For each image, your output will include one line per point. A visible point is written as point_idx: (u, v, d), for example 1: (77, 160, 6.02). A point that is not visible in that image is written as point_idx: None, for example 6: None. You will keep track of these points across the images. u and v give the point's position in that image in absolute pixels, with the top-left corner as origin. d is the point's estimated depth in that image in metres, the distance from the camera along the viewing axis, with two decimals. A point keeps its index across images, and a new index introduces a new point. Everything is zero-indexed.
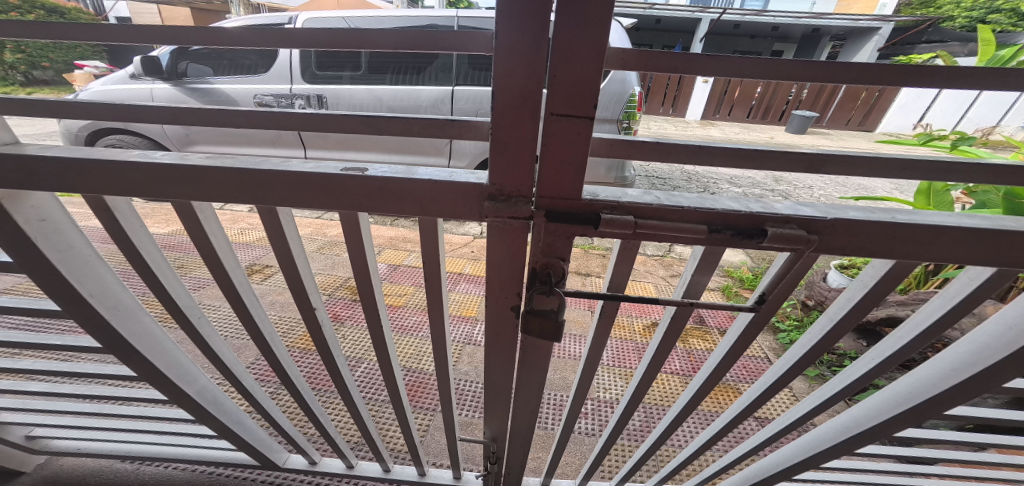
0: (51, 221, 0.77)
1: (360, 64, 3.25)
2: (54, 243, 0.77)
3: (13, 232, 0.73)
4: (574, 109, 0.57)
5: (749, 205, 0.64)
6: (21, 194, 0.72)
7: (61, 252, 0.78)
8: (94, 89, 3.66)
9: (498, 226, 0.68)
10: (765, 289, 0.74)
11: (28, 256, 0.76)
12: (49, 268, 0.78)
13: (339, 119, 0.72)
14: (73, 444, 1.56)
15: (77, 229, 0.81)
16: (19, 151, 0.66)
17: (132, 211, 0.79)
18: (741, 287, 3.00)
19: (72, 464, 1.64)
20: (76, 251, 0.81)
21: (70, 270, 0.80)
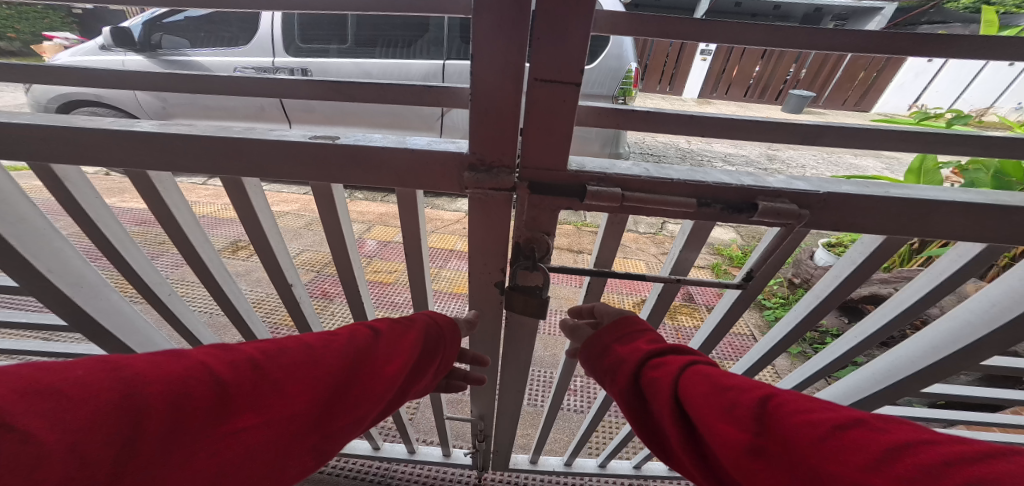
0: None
1: (347, 37, 3.11)
2: (4, 216, 0.74)
3: None
4: (559, 74, 0.53)
5: (740, 178, 0.61)
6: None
7: (12, 225, 0.75)
8: (64, 60, 3.47)
9: (479, 198, 0.65)
10: (753, 266, 0.72)
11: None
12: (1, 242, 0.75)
13: (309, 84, 0.67)
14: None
15: (28, 200, 0.78)
16: None
17: (84, 181, 0.75)
18: (731, 265, 3.01)
19: None
20: (29, 224, 0.78)
21: (22, 244, 0.77)
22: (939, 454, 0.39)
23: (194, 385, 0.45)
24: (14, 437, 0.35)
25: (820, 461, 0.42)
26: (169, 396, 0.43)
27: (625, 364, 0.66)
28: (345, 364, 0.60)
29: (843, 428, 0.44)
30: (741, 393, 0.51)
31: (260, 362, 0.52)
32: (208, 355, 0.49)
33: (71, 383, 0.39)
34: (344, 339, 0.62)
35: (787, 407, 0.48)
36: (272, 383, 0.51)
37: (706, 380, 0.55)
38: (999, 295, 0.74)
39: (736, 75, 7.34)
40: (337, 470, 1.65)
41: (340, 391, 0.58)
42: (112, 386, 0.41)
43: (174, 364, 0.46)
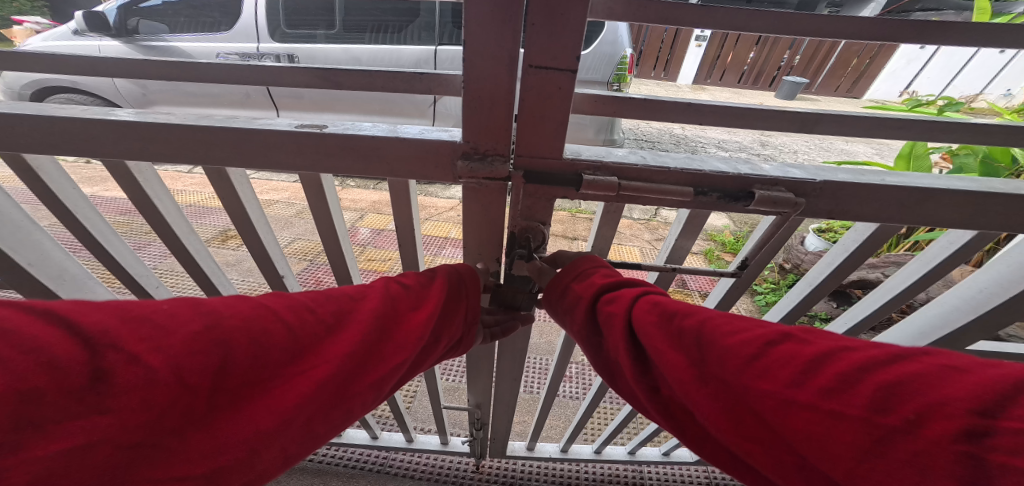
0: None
1: (335, 21, 3.02)
2: None
3: None
4: (554, 60, 0.52)
5: (736, 166, 0.61)
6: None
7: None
8: (37, 46, 3.33)
9: (474, 187, 0.64)
10: (748, 254, 0.73)
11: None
12: None
13: (295, 71, 0.65)
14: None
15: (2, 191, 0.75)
16: None
17: (60, 171, 0.73)
18: (725, 251, 3.03)
19: None
20: (5, 217, 0.76)
21: None
22: (853, 359, 0.39)
23: (262, 323, 0.44)
24: (123, 356, 0.37)
25: (756, 380, 0.41)
26: (246, 331, 0.43)
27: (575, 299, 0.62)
28: (392, 311, 0.53)
29: (773, 344, 0.43)
30: (685, 319, 0.48)
31: (317, 308, 0.49)
32: (270, 298, 0.48)
33: (163, 315, 0.41)
34: (386, 287, 0.55)
35: (727, 327, 0.46)
36: (327, 329, 0.48)
37: (656, 308, 0.51)
38: (988, 281, 0.75)
39: (731, 60, 7.28)
40: (335, 459, 1.66)
41: (387, 338, 0.51)
42: (196, 318, 0.41)
43: (245, 303, 0.45)
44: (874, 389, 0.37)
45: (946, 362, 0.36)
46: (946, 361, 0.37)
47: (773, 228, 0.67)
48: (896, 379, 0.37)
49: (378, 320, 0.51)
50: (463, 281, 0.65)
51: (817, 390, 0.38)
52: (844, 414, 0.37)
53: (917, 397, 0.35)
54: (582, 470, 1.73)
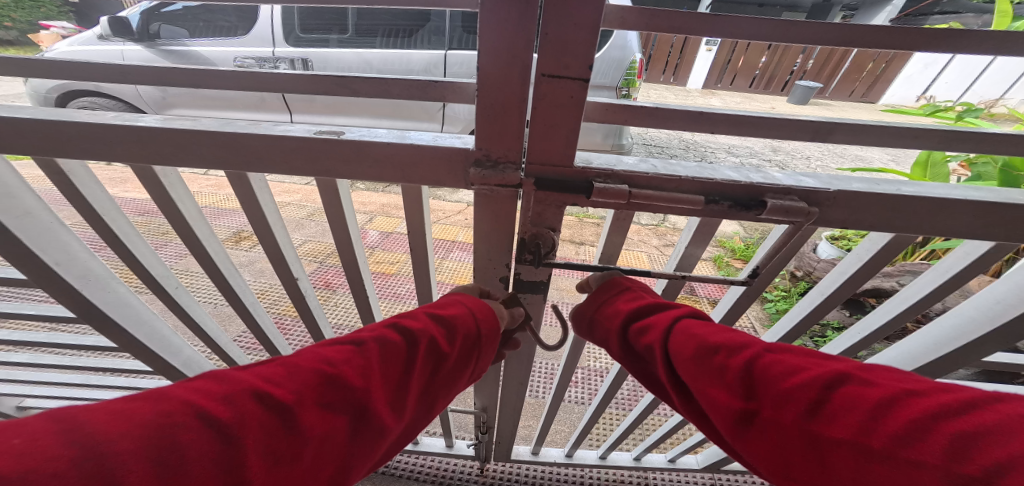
0: (4, 185, 0.75)
1: (347, 26, 3.07)
2: (8, 209, 0.76)
3: None
4: (566, 70, 0.53)
5: (747, 175, 0.61)
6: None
7: (17, 218, 0.77)
8: (62, 51, 3.44)
9: (485, 193, 0.65)
10: (759, 263, 0.72)
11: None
12: (7, 235, 0.77)
13: (314, 78, 0.66)
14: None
15: (32, 194, 0.80)
16: None
17: (90, 175, 0.76)
18: (734, 258, 3.01)
19: None
20: (34, 217, 0.80)
21: (28, 236, 0.79)
22: (924, 405, 0.41)
23: (179, 431, 0.36)
24: None
25: (825, 425, 0.44)
26: (149, 450, 0.34)
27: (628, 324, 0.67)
28: (370, 379, 0.50)
29: (837, 391, 0.45)
30: (737, 362, 0.52)
31: (269, 390, 0.43)
32: (197, 392, 0.40)
33: (10, 456, 0.31)
34: (375, 348, 0.53)
35: (787, 369, 0.49)
36: (281, 416, 0.42)
37: (699, 347, 0.55)
38: (1005, 293, 0.74)
39: (742, 65, 7.23)
40: None
41: (362, 415, 0.48)
42: (65, 451, 0.32)
43: (149, 413, 0.37)
44: (948, 438, 0.38)
45: (1010, 412, 0.37)
46: (1012, 410, 0.37)
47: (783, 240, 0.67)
48: (972, 429, 0.37)
49: (358, 397, 0.48)
50: (472, 349, 0.67)
51: (886, 436, 0.40)
52: (918, 462, 0.38)
53: (994, 447, 0.36)
54: (587, 476, 1.72)
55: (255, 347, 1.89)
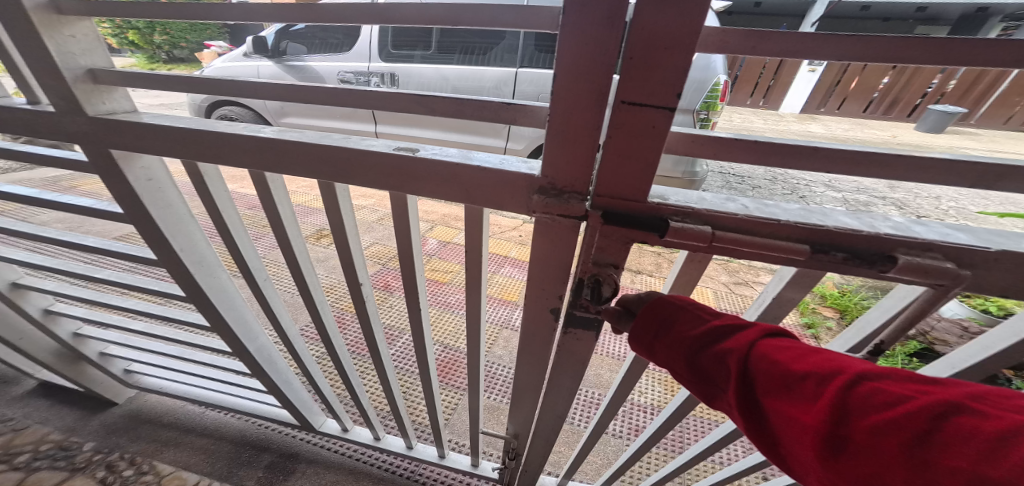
0: (156, 181, 0.89)
1: (431, 43, 3.28)
2: (156, 200, 0.89)
3: (125, 186, 0.85)
4: (649, 98, 0.48)
5: (870, 221, 0.51)
6: (133, 156, 0.83)
7: (160, 209, 0.91)
8: (211, 66, 4.12)
9: (546, 222, 0.62)
10: (884, 340, 0.61)
11: (135, 208, 0.89)
12: (150, 221, 0.91)
13: (394, 96, 0.69)
14: (158, 382, 1.76)
15: (175, 189, 0.93)
16: (136, 119, 0.75)
17: (218, 175, 0.87)
18: (823, 304, 2.64)
19: (152, 402, 1.87)
20: (173, 208, 0.93)
21: (166, 224, 0.93)
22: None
23: None
24: None
25: (923, 450, 0.39)
26: None
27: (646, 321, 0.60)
28: None
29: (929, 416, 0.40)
30: (827, 386, 0.44)
31: None
32: None
33: None
34: None
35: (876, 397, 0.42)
36: None
37: (779, 369, 0.47)
38: None
39: None
40: (372, 460, 1.69)
41: None
42: None
43: None
44: None
45: None
46: None
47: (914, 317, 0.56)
48: None
49: None
50: None
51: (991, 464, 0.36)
52: None
53: None
54: None
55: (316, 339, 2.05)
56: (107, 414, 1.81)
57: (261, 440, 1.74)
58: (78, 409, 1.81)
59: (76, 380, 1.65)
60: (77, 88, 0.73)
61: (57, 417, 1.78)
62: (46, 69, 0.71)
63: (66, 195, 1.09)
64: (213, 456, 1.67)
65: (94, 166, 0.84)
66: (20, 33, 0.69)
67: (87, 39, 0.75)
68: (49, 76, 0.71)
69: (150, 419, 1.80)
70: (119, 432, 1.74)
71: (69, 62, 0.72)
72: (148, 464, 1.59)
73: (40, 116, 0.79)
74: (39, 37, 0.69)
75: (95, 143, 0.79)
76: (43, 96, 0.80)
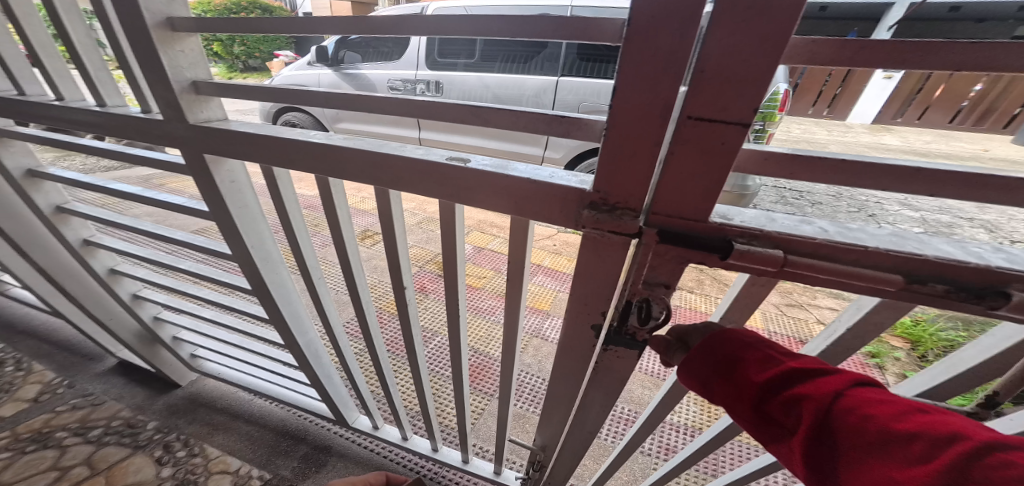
0: (238, 183, 0.94)
1: (475, 51, 3.34)
2: (235, 200, 0.95)
3: (213, 186, 0.91)
4: (721, 112, 0.44)
5: (978, 252, 0.44)
6: (222, 160, 0.89)
7: (238, 209, 0.96)
8: (281, 75, 4.44)
9: (595, 238, 0.59)
10: (1001, 387, 0.54)
11: (220, 207, 0.95)
12: (230, 219, 0.97)
13: (448, 107, 0.67)
14: (218, 367, 1.89)
15: (253, 190, 0.99)
16: (228, 127, 0.80)
17: (290, 179, 0.92)
18: (892, 334, 2.39)
19: (210, 386, 2.00)
20: (249, 209, 0.99)
21: (242, 223, 0.98)
22: None
23: None
24: None
25: None
26: None
27: (711, 349, 0.59)
28: None
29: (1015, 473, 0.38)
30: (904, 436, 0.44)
31: None
32: None
33: None
34: None
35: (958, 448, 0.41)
36: None
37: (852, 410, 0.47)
38: None
39: None
40: (398, 459, 1.71)
41: None
42: None
43: None
44: None
45: None
46: None
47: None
48: None
49: None
50: None
51: None
52: None
53: None
54: None
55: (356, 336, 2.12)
56: (170, 395, 1.95)
57: (299, 430, 1.81)
58: (145, 388, 1.97)
59: (150, 360, 1.80)
60: (184, 98, 0.79)
61: (129, 396, 1.93)
62: (158, 79, 0.77)
63: (162, 193, 1.18)
64: (256, 442, 1.76)
65: (189, 168, 0.91)
66: (143, 48, 0.75)
67: (193, 54, 0.80)
68: (161, 86, 0.77)
69: (207, 401, 1.93)
70: (178, 413, 1.87)
71: (177, 74, 0.77)
72: (199, 447, 1.72)
73: (152, 124, 0.86)
74: (157, 52, 0.74)
75: (193, 147, 0.85)
76: (155, 105, 0.87)
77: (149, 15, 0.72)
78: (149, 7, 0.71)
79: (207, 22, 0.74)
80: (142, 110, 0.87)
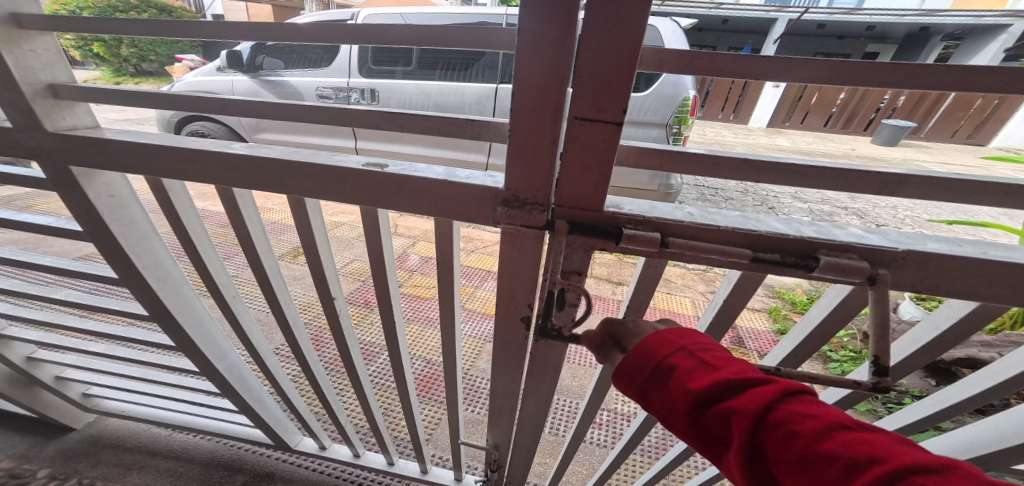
0: (118, 197, 0.87)
1: (411, 59, 3.32)
2: (119, 217, 0.88)
3: (87, 205, 0.83)
4: (600, 113, 0.52)
5: (801, 226, 0.56)
6: (94, 172, 0.81)
7: (123, 226, 0.89)
8: (185, 81, 4.02)
9: (511, 233, 0.64)
10: (877, 349, 0.55)
11: (97, 226, 0.87)
12: (113, 239, 0.89)
13: (360, 114, 0.69)
14: (121, 405, 1.68)
15: (138, 206, 0.92)
16: (98, 134, 0.75)
17: (184, 191, 0.86)
18: (794, 310, 2.72)
19: (114, 425, 1.78)
20: (136, 226, 0.92)
21: (128, 242, 0.91)
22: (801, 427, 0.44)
23: None
24: None
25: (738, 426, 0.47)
26: None
27: (634, 353, 0.57)
28: None
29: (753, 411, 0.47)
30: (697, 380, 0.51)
31: None
32: None
33: None
34: None
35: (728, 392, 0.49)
36: None
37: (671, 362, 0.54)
38: None
39: (816, 103, 6.84)
40: (351, 477, 1.64)
41: None
42: None
43: None
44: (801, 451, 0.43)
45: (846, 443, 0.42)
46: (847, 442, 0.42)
47: (877, 316, 0.54)
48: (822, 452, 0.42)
49: None
50: None
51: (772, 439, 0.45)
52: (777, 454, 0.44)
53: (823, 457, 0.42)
54: None
55: (289, 358, 2.00)
56: (62, 440, 1.71)
57: (233, 460, 1.67)
58: (30, 437, 1.70)
59: (29, 405, 1.56)
60: (37, 104, 0.72)
61: (5, 447, 1.67)
62: (4, 82, 0.70)
63: (23, 212, 1.04)
64: (182, 479, 1.60)
65: (54, 184, 0.82)
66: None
67: (49, 54, 0.74)
68: (7, 90, 0.70)
69: (112, 443, 1.71)
70: (78, 457, 1.65)
71: (29, 76, 0.71)
72: None
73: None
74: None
75: (56, 159, 0.77)
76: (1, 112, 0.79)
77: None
78: None
79: (73, 21, 0.69)
80: None
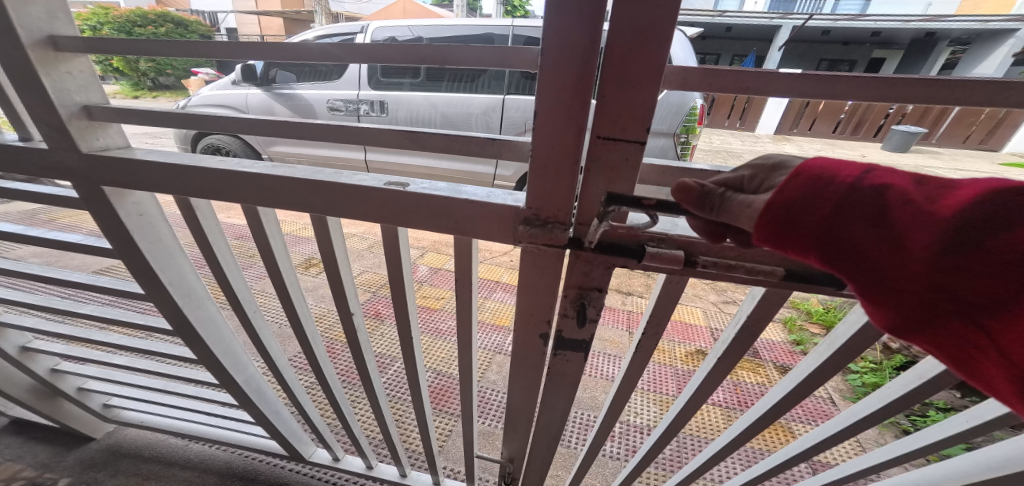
0: (147, 216, 0.89)
1: (420, 71, 3.36)
2: (147, 235, 0.90)
3: (117, 223, 0.85)
4: (623, 132, 0.53)
5: None
6: (124, 192, 0.84)
7: (150, 243, 0.91)
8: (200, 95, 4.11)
9: (532, 250, 0.65)
10: None
11: (126, 243, 0.89)
12: (140, 256, 0.91)
13: (384, 134, 0.71)
14: (140, 416, 1.70)
15: (164, 223, 0.94)
16: (129, 155, 0.77)
17: (209, 209, 0.89)
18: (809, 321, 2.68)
19: (132, 435, 1.80)
20: (162, 243, 0.94)
21: (155, 258, 0.93)
22: None
23: None
24: None
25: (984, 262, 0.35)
26: None
27: (815, 180, 0.42)
28: None
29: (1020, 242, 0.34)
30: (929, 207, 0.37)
31: None
32: None
33: None
34: None
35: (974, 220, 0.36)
36: None
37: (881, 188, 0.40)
38: None
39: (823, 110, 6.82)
40: None
41: None
42: None
43: None
44: None
45: None
46: None
47: None
48: None
49: None
50: None
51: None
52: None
53: None
54: None
55: (303, 369, 2.02)
56: (82, 450, 1.73)
57: (248, 471, 1.68)
58: (50, 447, 1.73)
59: (51, 416, 1.59)
60: (72, 124, 0.74)
61: (26, 456, 1.70)
62: (41, 104, 0.72)
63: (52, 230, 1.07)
64: None
65: (86, 202, 0.84)
66: (18, 71, 0.71)
67: (82, 76, 0.77)
68: (44, 111, 0.72)
69: (130, 453, 1.73)
70: (97, 467, 1.67)
71: (65, 98, 0.74)
72: None
73: (35, 154, 0.79)
74: (36, 74, 0.70)
75: (89, 179, 0.80)
76: (36, 132, 0.81)
77: (26, 34, 0.68)
78: (26, 25, 0.68)
79: (107, 44, 0.71)
80: (19, 136, 0.81)
